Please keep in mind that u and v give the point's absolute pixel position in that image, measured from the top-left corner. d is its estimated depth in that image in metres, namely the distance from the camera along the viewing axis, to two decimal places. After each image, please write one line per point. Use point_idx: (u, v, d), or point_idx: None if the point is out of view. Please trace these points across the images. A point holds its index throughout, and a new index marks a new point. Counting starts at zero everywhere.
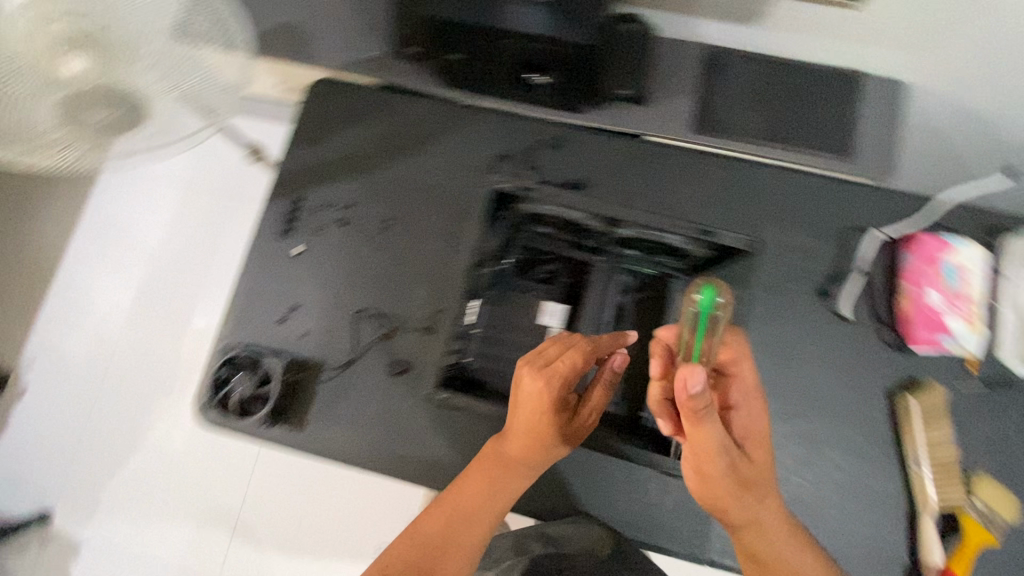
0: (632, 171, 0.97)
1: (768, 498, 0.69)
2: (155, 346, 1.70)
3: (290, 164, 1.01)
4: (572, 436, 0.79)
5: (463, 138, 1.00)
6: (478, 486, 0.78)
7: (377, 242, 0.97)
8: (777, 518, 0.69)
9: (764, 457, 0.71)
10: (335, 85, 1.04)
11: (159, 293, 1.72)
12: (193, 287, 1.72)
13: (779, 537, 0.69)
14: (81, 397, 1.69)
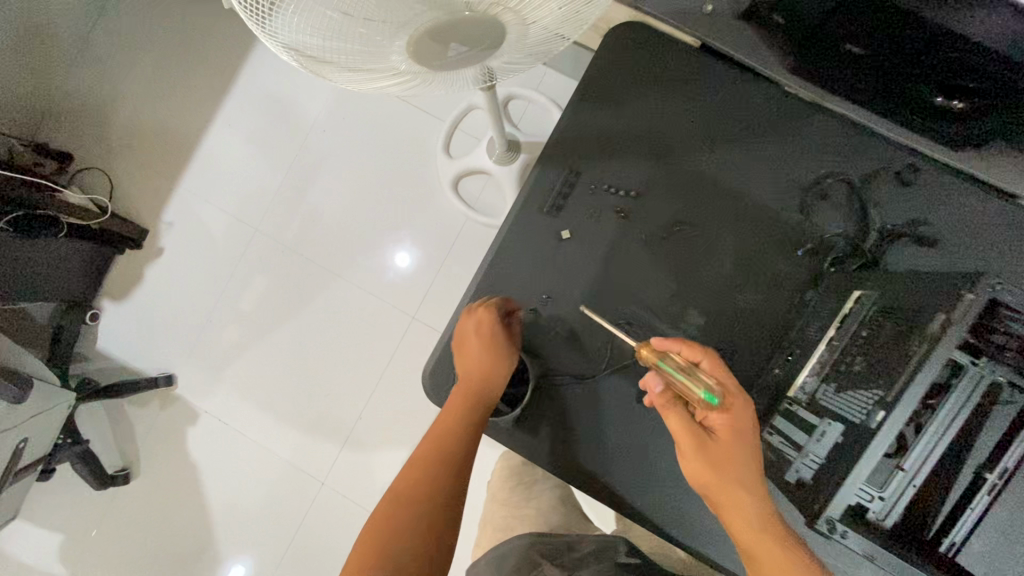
0: (1004, 241, 0.76)
1: (729, 495, 0.65)
2: (295, 240, 1.56)
3: (573, 122, 0.84)
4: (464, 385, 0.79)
5: (789, 145, 0.81)
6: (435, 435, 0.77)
7: (658, 248, 0.82)
8: (760, 534, 0.63)
9: (726, 462, 0.65)
10: (647, 33, 0.83)
11: (306, 184, 1.57)
12: (348, 186, 1.57)
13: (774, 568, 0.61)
14: (212, 274, 1.58)
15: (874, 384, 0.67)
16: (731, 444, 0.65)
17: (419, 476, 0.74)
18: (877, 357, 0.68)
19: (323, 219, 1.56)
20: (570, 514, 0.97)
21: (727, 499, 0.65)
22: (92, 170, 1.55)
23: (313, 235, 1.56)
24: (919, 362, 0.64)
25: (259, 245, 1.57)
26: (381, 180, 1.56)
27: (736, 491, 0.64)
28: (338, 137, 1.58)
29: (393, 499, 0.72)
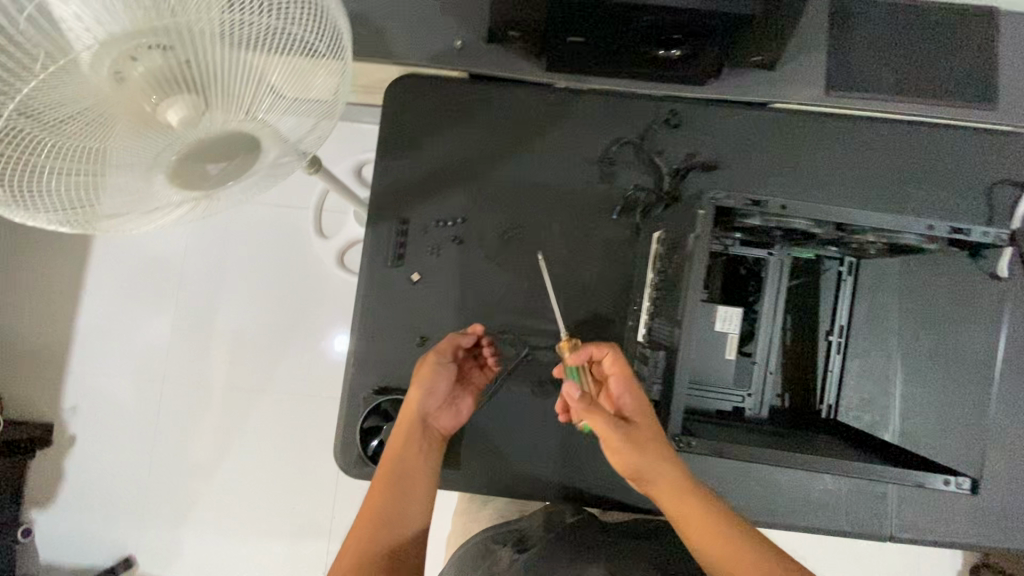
0: (759, 144, 0.90)
1: (657, 475, 0.62)
2: (206, 374, 1.54)
3: (386, 180, 0.90)
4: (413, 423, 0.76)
5: (574, 130, 0.91)
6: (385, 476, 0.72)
7: (501, 256, 0.89)
8: (689, 509, 0.61)
9: (649, 443, 0.63)
10: (420, 82, 0.92)
11: (196, 319, 1.55)
12: (238, 304, 1.55)
13: (709, 534, 0.60)
14: (137, 440, 1.53)
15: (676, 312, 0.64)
16: (648, 424, 0.64)
17: (380, 520, 0.69)
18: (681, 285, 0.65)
19: (224, 344, 1.54)
20: (516, 510, 0.94)
21: (654, 480, 0.62)
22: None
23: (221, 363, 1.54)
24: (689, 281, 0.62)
25: (173, 392, 1.54)
26: (266, 286, 1.55)
27: (660, 467, 0.62)
28: (211, 263, 1.56)
29: (355, 542, 0.68)
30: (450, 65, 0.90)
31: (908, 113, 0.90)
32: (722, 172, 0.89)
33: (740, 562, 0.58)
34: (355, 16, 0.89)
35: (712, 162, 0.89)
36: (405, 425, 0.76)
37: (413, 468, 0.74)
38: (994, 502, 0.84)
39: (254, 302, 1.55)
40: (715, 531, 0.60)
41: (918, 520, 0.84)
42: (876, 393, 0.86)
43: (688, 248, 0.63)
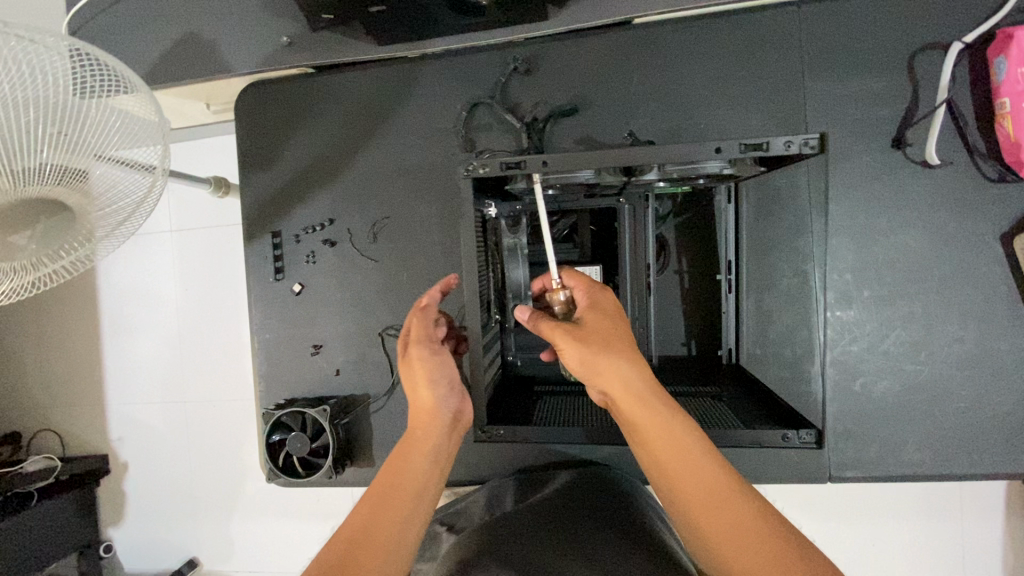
0: (624, 71, 0.80)
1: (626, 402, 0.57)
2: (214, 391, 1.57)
3: (253, 197, 0.89)
4: (427, 406, 0.62)
5: (423, 101, 0.85)
6: (399, 462, 0.60)
7: (376, 252, 0.86)
8: (661, 438, 0.57)
9: (603, 339, 0.59)
10: (264, 90, 0.89)
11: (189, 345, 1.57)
12: (215, 321, 1.54)
13: (682, 462, 0.56)
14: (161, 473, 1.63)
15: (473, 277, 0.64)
16: (604, 317, 0.60)
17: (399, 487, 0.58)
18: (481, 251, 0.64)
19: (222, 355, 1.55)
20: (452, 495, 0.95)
21: (606, 373, 0.57)
22: (38, 433, 1.68)
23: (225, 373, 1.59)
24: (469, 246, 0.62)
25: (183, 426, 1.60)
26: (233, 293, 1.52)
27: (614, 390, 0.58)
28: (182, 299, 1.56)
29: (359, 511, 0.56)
30: (282, 65, 0.85)
31: None
32: (587, 113, 0.81)
33: (704, 485, 0.55)
34: (183, 37, 0.87)
35: (572, 106, 0.81)
36: (421, 414, 0.63)
37: (433, 451, 0.62)
38: (949, 424, 0.74)
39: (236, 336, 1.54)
40: (687, 461, 0.56)
41: (860, 456, 0.76)
42: None
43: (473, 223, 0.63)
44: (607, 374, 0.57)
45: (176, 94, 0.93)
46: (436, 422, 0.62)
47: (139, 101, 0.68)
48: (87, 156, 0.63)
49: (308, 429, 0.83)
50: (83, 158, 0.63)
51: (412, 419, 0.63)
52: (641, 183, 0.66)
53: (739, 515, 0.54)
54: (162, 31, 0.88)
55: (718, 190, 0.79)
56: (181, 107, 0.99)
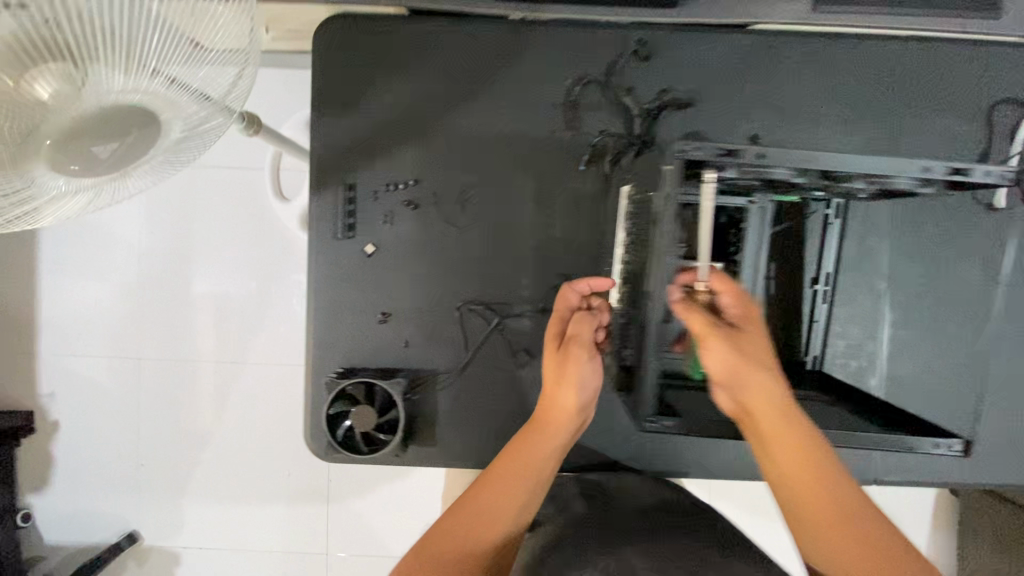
0: (741, 72, 0.80)
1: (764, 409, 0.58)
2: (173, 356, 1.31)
3: (326, 142, 0.80)
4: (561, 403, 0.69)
5: (532, 67, 0.80)
6: (521, 447, 0.68)
7: (463, 219, 0.81)
8: (792, 451, 0.57)
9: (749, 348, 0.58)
10: (354, 23, 0.80)
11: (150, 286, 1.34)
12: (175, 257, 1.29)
13: (812, 475, 0.57)
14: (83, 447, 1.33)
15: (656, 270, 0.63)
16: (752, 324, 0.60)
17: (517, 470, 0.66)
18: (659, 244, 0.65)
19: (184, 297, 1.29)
20: None
21: (748, 379, 0.57)
22: None
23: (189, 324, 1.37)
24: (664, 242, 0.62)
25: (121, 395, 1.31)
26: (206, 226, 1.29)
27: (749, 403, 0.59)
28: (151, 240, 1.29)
29: (480, 490, 0.65)
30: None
31: (917, 21, 0.77)
32: (700, 108, 0.81)
33: (833, 499, 0.56)
34: None
35: (689, 99, 0.80)
36: (556, 413, 0.69)
37: (556, 441, 0.69)
38: None
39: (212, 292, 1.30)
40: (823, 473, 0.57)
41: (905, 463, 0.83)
42: (863, 336, 0.82)
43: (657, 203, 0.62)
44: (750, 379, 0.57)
45: None
46: (563, 415, 0.69)
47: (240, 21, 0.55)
48: (153, 76, 0.49)
49: (376, 401, 0.77)
50: (149, 77, 0.49)
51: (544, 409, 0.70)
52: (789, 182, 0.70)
53: (870, 532, 0.55)
54: None
55: (819, 205, 0.80)
56: None
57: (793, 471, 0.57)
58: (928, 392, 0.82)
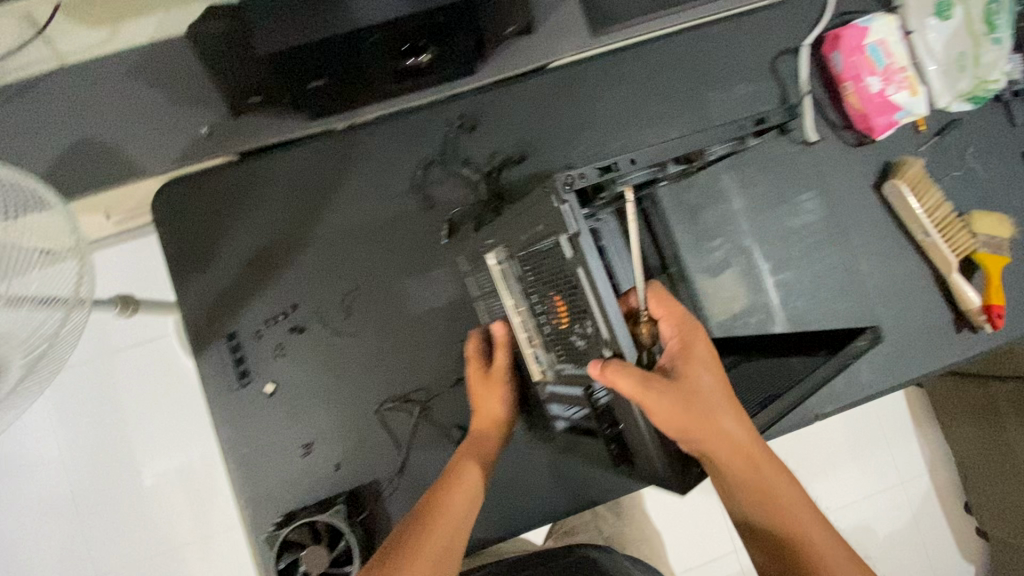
0: (556, 106, 0.89)
1: (719, 441, 0.55)
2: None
3: (194, 301, 0.80)
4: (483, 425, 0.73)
5: (370, 168, 0.85)
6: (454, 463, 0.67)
7: (351, 327, 0.81)
8: (745, 479, 0.56)
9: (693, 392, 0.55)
10: (184, 186, 0.82)
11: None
12: (77, 458, 1.05)
13: (758, 495, 0.57)
14: None
15: (588, 335, 0.55)
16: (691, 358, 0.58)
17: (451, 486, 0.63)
18: (565, 298, 0.58)
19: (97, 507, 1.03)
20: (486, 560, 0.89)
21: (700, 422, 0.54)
22: None
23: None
24: (584, 304, 0.53)
25: None
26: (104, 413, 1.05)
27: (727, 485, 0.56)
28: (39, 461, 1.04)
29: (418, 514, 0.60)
30: (206, 156, 0.80)
31: (681, 18, 0.87)
32: (530, 151, 0.88)
33: (784, 510, 0.56)
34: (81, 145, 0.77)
35: (522, 154, 0.88)
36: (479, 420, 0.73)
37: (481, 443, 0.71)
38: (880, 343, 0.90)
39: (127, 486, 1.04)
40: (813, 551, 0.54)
41: (831, 391, 0.88)
42: (752, 294, 0.88)
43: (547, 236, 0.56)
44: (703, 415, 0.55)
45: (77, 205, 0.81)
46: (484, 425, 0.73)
47: (53, 222, 0.59)
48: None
49: (323, 537, 0.74)
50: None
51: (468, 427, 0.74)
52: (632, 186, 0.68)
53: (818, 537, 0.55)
54: (48, 136, 0.77)
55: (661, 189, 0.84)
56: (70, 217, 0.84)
57: (743, 491, 0.56)
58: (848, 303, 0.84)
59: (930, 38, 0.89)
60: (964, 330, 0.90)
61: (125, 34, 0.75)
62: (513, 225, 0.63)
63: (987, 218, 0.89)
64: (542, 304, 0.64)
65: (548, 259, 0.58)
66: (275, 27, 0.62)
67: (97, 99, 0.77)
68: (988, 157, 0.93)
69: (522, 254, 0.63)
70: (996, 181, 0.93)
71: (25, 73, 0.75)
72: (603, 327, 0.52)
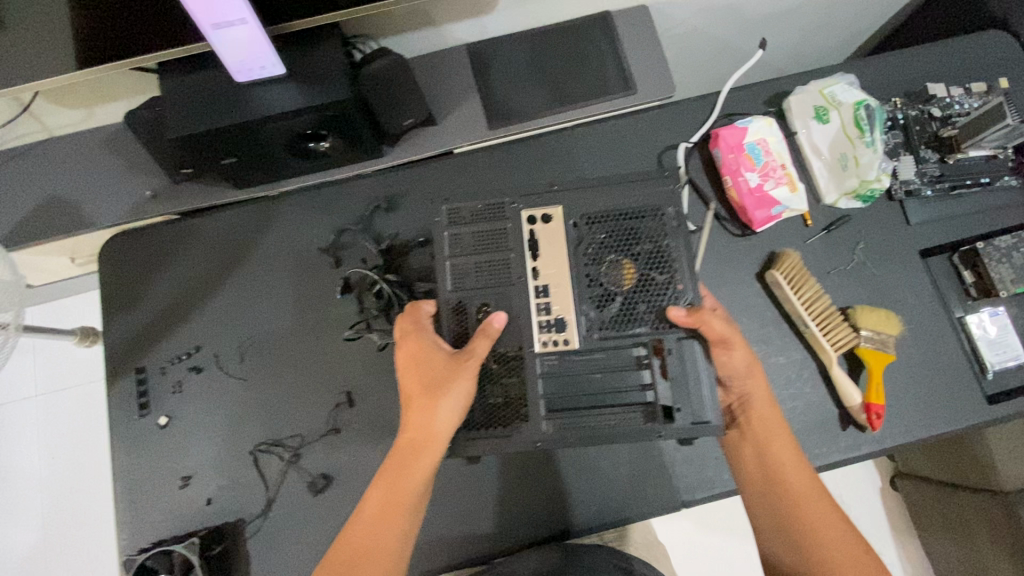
0: (454, 185, 0.98)
1: (758, 394, 0.74)
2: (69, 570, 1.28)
3: (116, 337, 0.92)
4: (429, 429, 0.62)
5: (282, 230, 0.95)
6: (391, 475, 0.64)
7: (243, 371, 0.90)
8: (775, 438, 0.73)
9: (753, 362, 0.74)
10: (128, 240, 0.96)
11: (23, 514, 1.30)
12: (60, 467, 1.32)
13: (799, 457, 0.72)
14: None
15: (671, 291, 0.65)
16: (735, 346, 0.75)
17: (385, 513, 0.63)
18: (635, 261, 0.65)
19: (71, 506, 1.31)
20: None
21: (751, 380, 0.74)
22: None
23: (78, 547, 1.29)
24: (677, 271, 0.65)
25: None
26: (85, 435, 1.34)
27: (784, 458, 0.72)
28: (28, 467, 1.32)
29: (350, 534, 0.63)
30: (147, 214, 0.93)
31: (572, 115, 0.97)
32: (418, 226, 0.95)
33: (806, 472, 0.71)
34: (44, 201, 0.93)
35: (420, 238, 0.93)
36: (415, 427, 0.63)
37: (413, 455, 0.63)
38: None
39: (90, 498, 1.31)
40: (800, 524, 0.69)
41: (704, 479, 0.86)
42: None
43: (611, 214, 0.66)
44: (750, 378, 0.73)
45: (36, 250, 0.96)
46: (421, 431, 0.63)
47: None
48: None
49: (177, 568, 0.79)
50: None
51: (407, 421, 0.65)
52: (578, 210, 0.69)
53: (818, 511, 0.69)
54: (20, 192, 0.93)
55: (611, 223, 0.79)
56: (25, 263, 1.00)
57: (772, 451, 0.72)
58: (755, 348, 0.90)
59: (814, 138, 0.94)
60: (851, 428, 0.87)
61: (97, 116, 0.94)
62: (567, 196, 0.67)
63: (870, 313, 0.88)
64: (592, 263, 0.65)
65: (615, 225, 0.66)
66: (187, 118, 0.77)
67: (68, 165, 0.94)
68: (881, 255, 0.94)
69: (588, 218, 0.66)
70: (890, 277, 0.93)
71: (17, 143, 0.95)
72: (692, 292, 0.64)
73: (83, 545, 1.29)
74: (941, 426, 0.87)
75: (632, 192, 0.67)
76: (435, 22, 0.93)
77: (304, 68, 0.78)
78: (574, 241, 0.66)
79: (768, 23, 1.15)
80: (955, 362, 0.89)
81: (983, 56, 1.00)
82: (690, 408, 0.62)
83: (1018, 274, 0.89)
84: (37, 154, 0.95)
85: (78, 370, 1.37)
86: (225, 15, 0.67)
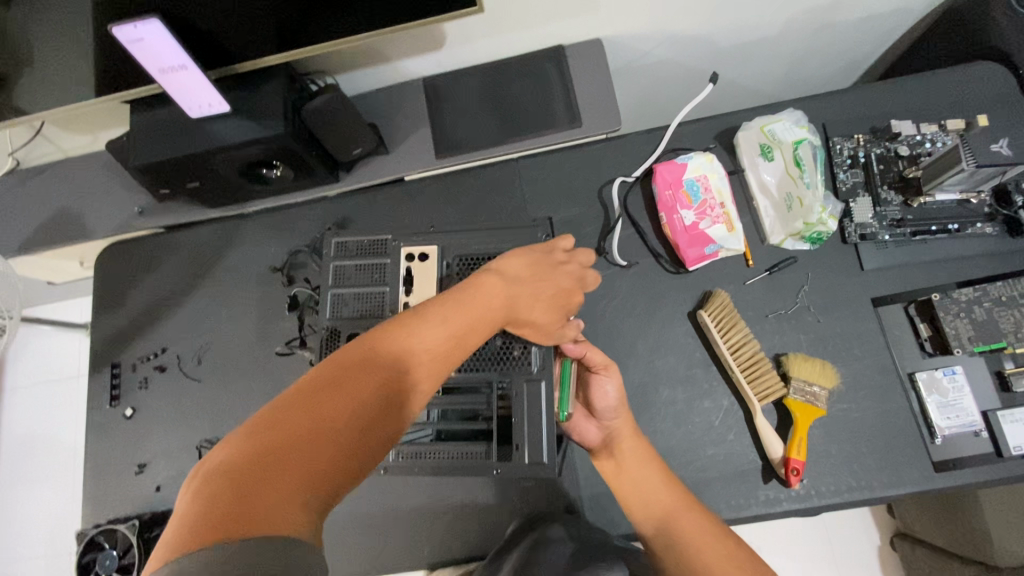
0: (403, 211, 1.03)
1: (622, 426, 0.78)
2: (45, 539, 1.40)
3: (101, 334, 1.05)
4: (505, 303, 0.59)
5: (246, 247, 1.05)
6: (432, 320, 0.54)
7: (199, 373, 1.00)
8: (641, 460, 0.76)
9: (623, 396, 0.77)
10: (120, 250, 1.09)
11: (11, 492, 1.42)
12: (45, 442, 1.44)
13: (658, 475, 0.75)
14: None
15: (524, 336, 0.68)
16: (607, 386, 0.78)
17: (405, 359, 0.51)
18: None
19: (53, 481, 1.42)
20: None
21: (620, 415, 0.77)
22: None
23: (60, 520, 1.40)
24: None
25: None
26: (66, 416, 1.45)
27: (654, 482, 0.75)
28: (17, 440, 1.45)
29: (341, 370, 0.49)
30: (133, 228, 1.05)
31: (515, 147, 0.98)
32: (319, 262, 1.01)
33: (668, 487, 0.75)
34: (50, 214, 1.07)
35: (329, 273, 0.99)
36: (483, 292, 0.58)
37: (469, 317, 0.56)
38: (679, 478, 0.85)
39: (66, 474, 1.42)
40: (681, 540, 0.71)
41: (612, 520, 0.84)
42: None
43: (480, 257, 0.72)
44: (620, 414, 0.77)
45: (44, 257, 1.11)
46: (490, 296, 0.58)
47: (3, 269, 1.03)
48: None
49: (118, 546, 0.89)
50: None
51: (465, 292, 0.58)
52: (456, 249, 0.73)
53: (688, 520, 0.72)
54: (33, 206, 1.08)
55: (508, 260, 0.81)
56: (37, 266, 1.15)
57: (637, 474, 0.76)
58: (677, 389, 0.88)
59: (760, 177, 0.90)
60: (772, 481, 0.83)
61: (100, 140, 1.08)
62: (444, 237, 0.73)
63: (805, 363, 0.84)
64: None
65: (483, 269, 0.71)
66: (152, 151, 0.88)
67: (74, 184, 1.08)
68: (829, 301, 0.89)
69: (462, 259, 0.72)
70: (836, 326, 0.88)
71: (40, 162, 1.11)
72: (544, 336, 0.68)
73: (60, 517, 1.40)
74: (877, 490, 0.81)
75: (503, 236, 0.72)
76: (387, 58, 0.99)
77: (251, 107, 0.87)
78: (446, 281, 0.71)
79: (741, 52, 1.12)
80: (901, 422, 0.83)
81: (967, 91, 0.93)
82: (530, 449, 0.64)
83: (975, 332, 0.82)
84: (52, 173, 1.10)
85: (66, 356, 1.48)
86: (167, 62, 0.77)
